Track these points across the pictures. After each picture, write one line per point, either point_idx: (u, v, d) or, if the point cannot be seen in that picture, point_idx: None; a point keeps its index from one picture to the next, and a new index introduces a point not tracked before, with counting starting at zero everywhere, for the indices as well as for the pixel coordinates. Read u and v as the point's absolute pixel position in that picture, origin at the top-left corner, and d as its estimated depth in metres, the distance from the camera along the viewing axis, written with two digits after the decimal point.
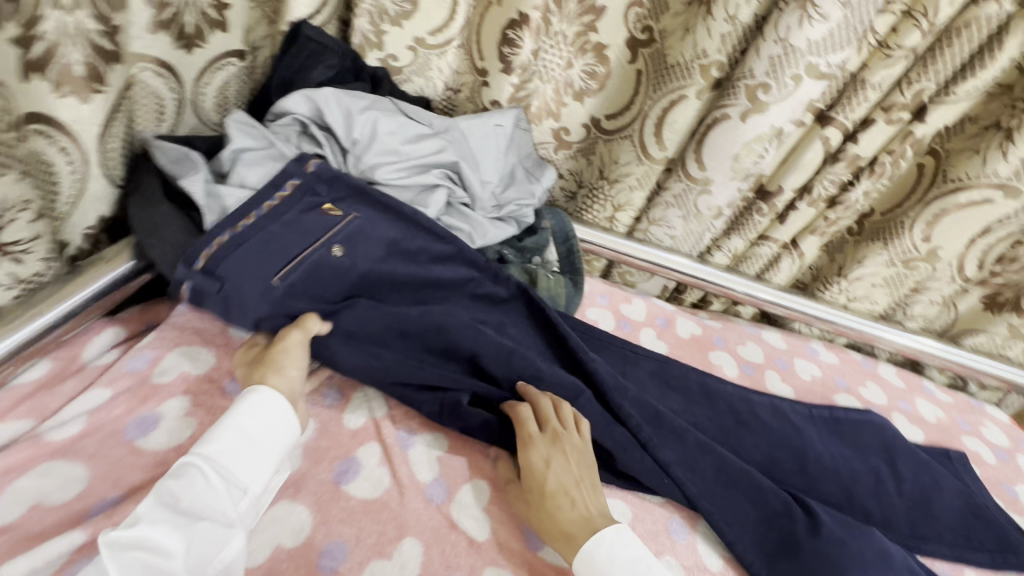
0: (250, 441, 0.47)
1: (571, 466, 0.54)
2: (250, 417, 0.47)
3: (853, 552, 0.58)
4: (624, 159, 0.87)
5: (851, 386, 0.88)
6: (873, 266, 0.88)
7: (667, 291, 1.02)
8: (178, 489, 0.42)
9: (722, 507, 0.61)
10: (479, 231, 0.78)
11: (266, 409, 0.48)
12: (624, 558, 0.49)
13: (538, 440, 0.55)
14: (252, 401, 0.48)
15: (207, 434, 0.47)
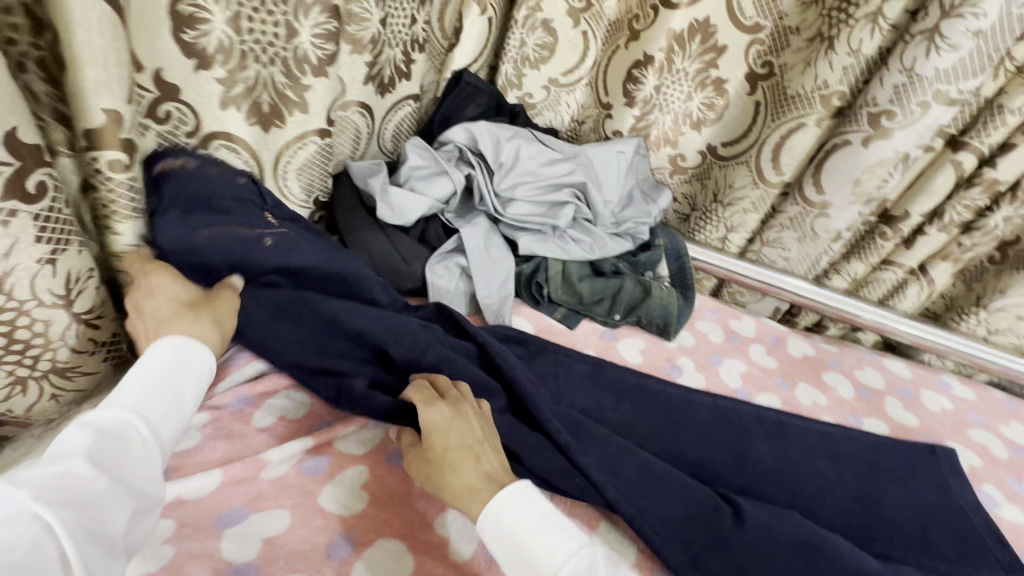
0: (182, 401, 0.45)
1: (474, 426, 0.54)
2: (173, 370, 0.45)
3: (779, 536, 0.56)
4: (739, 183, 0.92)
5: (989, 423, 0.83)
6: (1019, 297, 0.83)
7: (779, 312, 1.04)
8: (105, 446, 0.38)
9: (651, 512, 0.57)
10: (599, 244, 0.89)
11: (192, 361, 0.47)
12: (532, 510, 0.48)
13: (441, 400, 0.55)
14: (175, 354, 0.46)
15: (124, 390, 0.42)
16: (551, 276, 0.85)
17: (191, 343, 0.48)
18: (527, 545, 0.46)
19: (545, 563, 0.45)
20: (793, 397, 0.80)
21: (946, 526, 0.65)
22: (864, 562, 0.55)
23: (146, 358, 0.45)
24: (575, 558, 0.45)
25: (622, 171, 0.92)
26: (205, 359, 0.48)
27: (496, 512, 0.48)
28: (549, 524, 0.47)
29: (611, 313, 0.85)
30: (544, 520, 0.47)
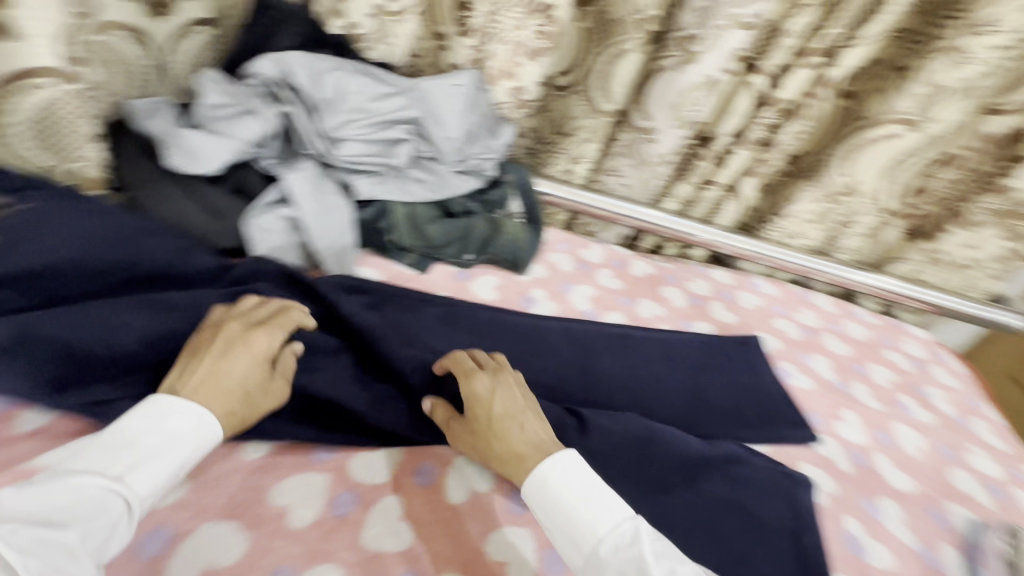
0: (163, 459, 0.43)
1: (516, 395, 0.55)
2: (166, 440, 0.44)
3: (615, 437, 0.61)
4: (575, 113, 0.94)
5: (788, 312, 0.98)
6: (801, 203, 0.98)
7: (625, 239, 1.10)
8: (83, 510, 0.38)
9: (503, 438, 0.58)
10: (444, 183, 0.85)
11: (197, 431, 0.46)
12: (580, 482, 0.47)
13: (480, 371, 0.56)
14: (182, 422, 0.45)
15: (118, 448, 0.42)
16: (395, 221, 0.80)
17: (203, 411, 0.47)
18: (572, 516, 0.46)
19: (587, 531, 0.45)
20: (635, 311, 0.87)
21: (754, 402, 0.75)
22: (688, 444, 0.62)
23: (162, 411, 0.45)
24: (616, 531, 0.44)
25: (463, 106, 0.86)
26: (210, 431, 0.46)
27: (539, 482, 0.48)
28: (595, 497, 0.46)
29: (462, 254, 0.84)
30: (588, 492, 0.47)
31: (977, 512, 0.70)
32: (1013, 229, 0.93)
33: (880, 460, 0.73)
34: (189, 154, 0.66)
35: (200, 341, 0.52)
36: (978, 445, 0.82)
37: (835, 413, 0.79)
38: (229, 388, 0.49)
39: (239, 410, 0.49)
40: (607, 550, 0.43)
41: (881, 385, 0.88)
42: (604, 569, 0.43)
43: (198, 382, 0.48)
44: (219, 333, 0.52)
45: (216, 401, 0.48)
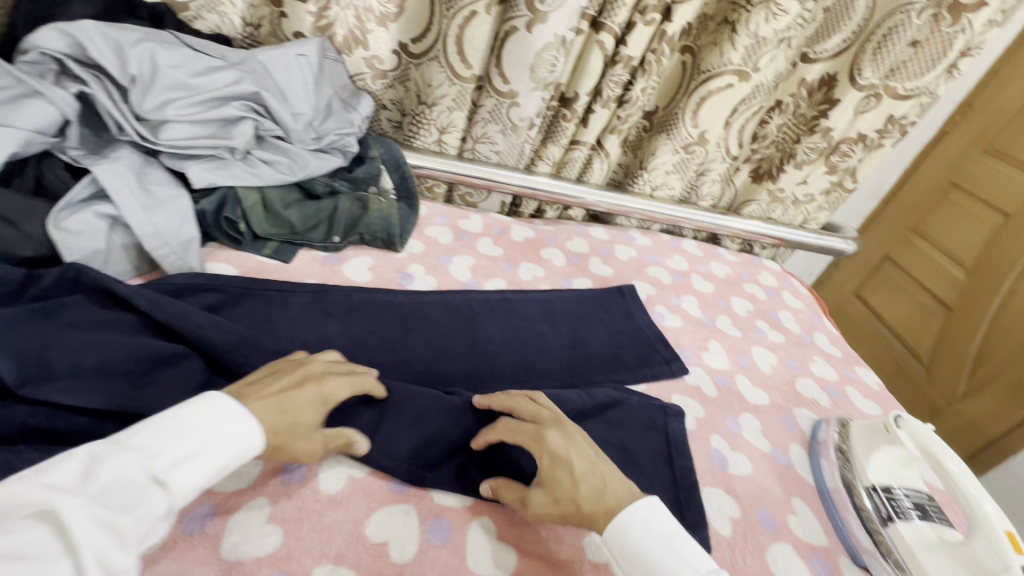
0: (201, 456, 0.39)
1: (585, 449, 0.52)
2: (233, 444, 0.41)
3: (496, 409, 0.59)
4: (436, 81, 0.91)
5: (660, 260, 1.05)
6: (662, 156, 1.03)
7: (506, 206, 1.11)
8: (135, 497, 0.34)
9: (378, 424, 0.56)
10: (300, 163, 0.79)
11: (242, 437, 0.42)
12: (660, 534, 0.46)
13: (546, 427, 0.53)
14: (246, 425, 0.42)
15: (157, 441, 0.38)
16: (247, 209, 0.74)
17: (252, 418, 0.43)
18: (650, 569, 0.45)
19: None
20: (516, 277, 0.88)
21: (630, 346, 0.80)
22: (568, 399, 0.64)
23: (205, 410, 0.41)
24: None
25: (309, 79, 0.81)
26: (253, 441, 0.43)
27: (618, 532, 0.47)
28: (674, 549, 0.45)
29: (329, 237, 0.79)
30: (667, 545, 0.46)
31: (817, 412, 0.81)
32: (834, 165, 1.05)
33: (740, 381, 0.82)
34: None
35: (291, 373, 0.50)
36: (819, 355, 0.94)
37: (703, 345, 0.86)
38: (286, 412, 0.46)
39: (284, 435, 0.46)
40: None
41: (740, 315, 0.98)
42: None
43: (269, 399, 0.46)
44: (289, 368, 0.51)
45: (270, 419, 0.45)
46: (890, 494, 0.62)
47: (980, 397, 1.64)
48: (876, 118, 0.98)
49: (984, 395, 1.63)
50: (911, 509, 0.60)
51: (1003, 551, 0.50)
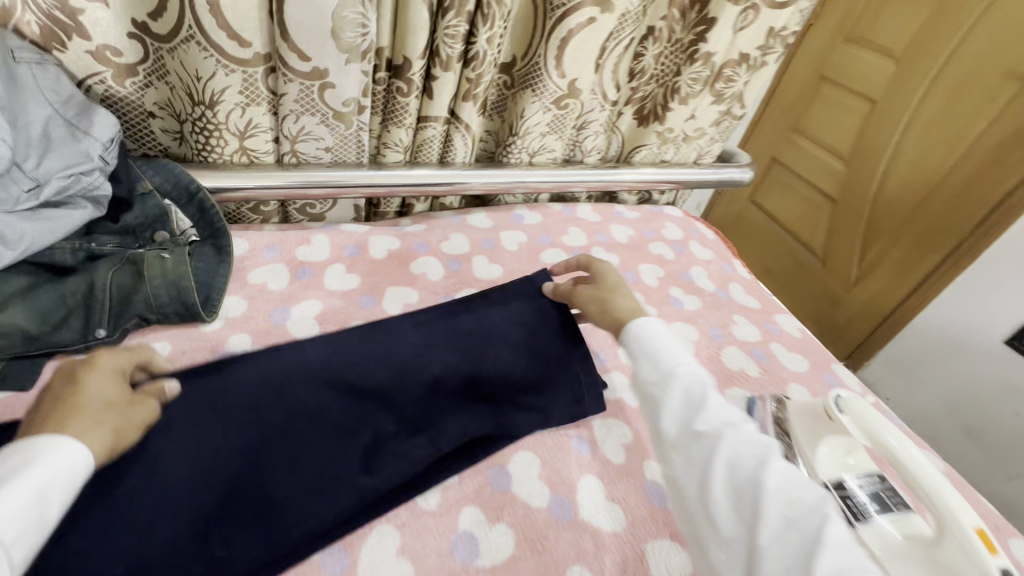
0: (23, 513, 0.33)
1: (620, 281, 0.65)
2: (51, 474, 0.35)
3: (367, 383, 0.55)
4: (204, 71, 0.65)
5: (555, 239, 0.90)
6: (534, 116, 0.85)
7: (361, 211, 0.90)
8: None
9: (181, 497, 0.45)
10: (10, 235, 0.52)
11: (61, 464, 0.36)
12: (666, 334, 0.57)
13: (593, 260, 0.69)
14: (59, 454, 0.36)
15: None
16: None
17: (72, 445, 0.37)
18: (656, 354, 0.55)
19: (668, 360, 0.54)
20: (381, 313, 0.69)
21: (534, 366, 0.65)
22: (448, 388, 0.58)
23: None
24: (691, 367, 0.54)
25: None
26: (80, 463, 0.37)
27: (637, 323, 0.58)
28: (674, 346, 0.56)
29: (92, 326, 0.56)
30: (673, 343, 0.56)
31: (750, 388, 0.72)
32: (721, 93, 0.94)
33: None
34: None
35: (53, 392, 0.42)
36: (738, 313, 0.86)
37: None
38: (78, 405, 0.40)
39: (110, 422, 0.41)
40: (679, 372, 0.53)
41: (652, 287, 0.86)
42: (674, 383, 0.52)
43: (58, 416, 0.39)
44: (52, 382, 0.43)
45: (77, 419, 0.39)
46: (847, 493, 0.54)
47: (871, 279, 1.60)
48: (756, 34, 0.87)
49: (874, 276, 1.59)
50: (869, 504, 0.53)
51: (976, 554, 0.44)
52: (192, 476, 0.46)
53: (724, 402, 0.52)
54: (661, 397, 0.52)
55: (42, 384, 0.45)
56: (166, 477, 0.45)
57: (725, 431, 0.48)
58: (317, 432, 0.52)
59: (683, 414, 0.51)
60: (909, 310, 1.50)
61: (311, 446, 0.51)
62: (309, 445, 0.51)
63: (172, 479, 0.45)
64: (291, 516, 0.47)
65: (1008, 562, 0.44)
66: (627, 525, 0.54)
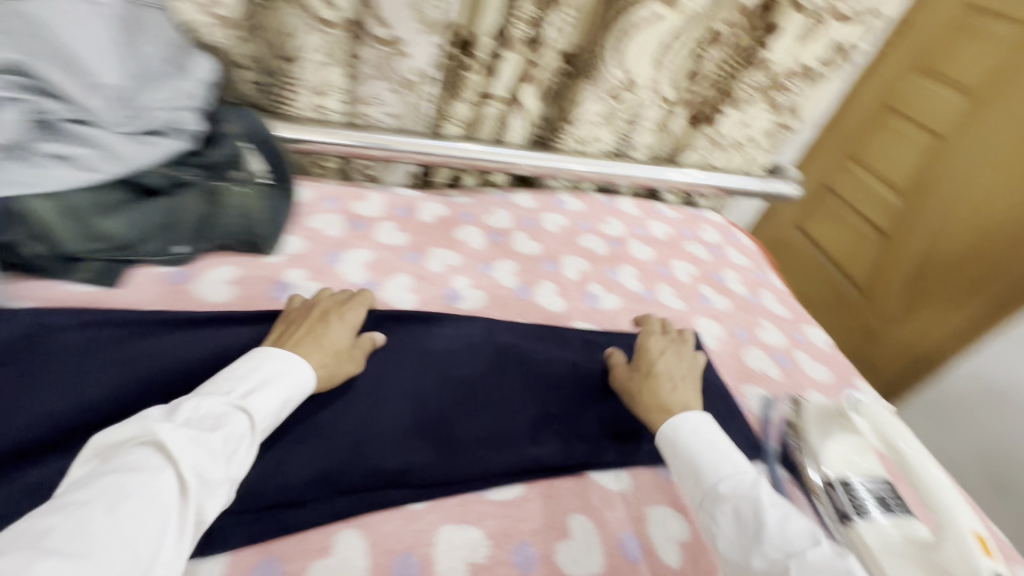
0: (273, 394, 0.46)
1: (678, 360, 0.64)
2: (292, 383, 0.48)
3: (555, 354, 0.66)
4: (295, 30, 0.71)
5: (594, 226, 0.93)
6: (588, 105, 0.89)
7: (416, 178, 0.96)
8: (219, 425, 0.41)
9: (397, 407, 0.55)
10: (112, 154, 0.60)
11: (296, 376, 0.49)
12: (706, 437, 0.52)
13: (659, 335, 0.68)
14: (293, 363, 0.50)
15: (237, 387, 0.45)
16: (39, 224, 0.55)
17: (298, 360, 0.50)
18: (696, 461, 0.51)
19: (708, 470, 0.50)
20: (425, 269, 0.73)
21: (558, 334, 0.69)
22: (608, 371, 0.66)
23: (261, 359, 0.49)
24: (736, 475, 0.49)
25: (105, 36, 0.59)
26: (309, 381, 0.50)
27: (676, 421, 0.55)
28: (719, 450, 0.51)
29: (171, 245, 0.63)
30: (713, 445, 0.52)
31: (769, 388, 0.74)
32: (774, 102, 0.96)
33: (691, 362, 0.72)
34: None
35: (308, 323, 0.55)
36: (766, 318, 0.87)
37: (644, 326, 0.77)
38: (327, 344, 0.53)
39: (332, 362, 0.53)
40: (726, 489, 0.48)
41: (683, 282, 0.88)
42: (722, 505, 0.47)
43: (307, 344, 0.52)
44: (311, 312, 0.56)
45: (315, 355, 0.52)
46: (848, 488, 0.57)
47: (914, 319, 1.54)
48: (820, 46, 0.88)
49: (920, 315, 1.53)
50: (871, 502, 0.55)
51: (970, 552, 0.46)
52: (408, 394, 0.56)
53: (794, 524, 0.44)
54: (711, 521, 0.47)
55: (297, 305, 0.58)
56: (387, 390, 0.56)
57: (788, 563, 0.42)
58: (494, 392, 0.59)
59: (740, 539, 0.45)
60: (947, 350, 1.44)
61: (493, 400, 0.59)
62: (498, 398, 0.59)
63: (393, 393, 0.56)
64: (465, 449, 0.53)
65: (1003, 567, 0.46)
66: (633, 485, 0.57)
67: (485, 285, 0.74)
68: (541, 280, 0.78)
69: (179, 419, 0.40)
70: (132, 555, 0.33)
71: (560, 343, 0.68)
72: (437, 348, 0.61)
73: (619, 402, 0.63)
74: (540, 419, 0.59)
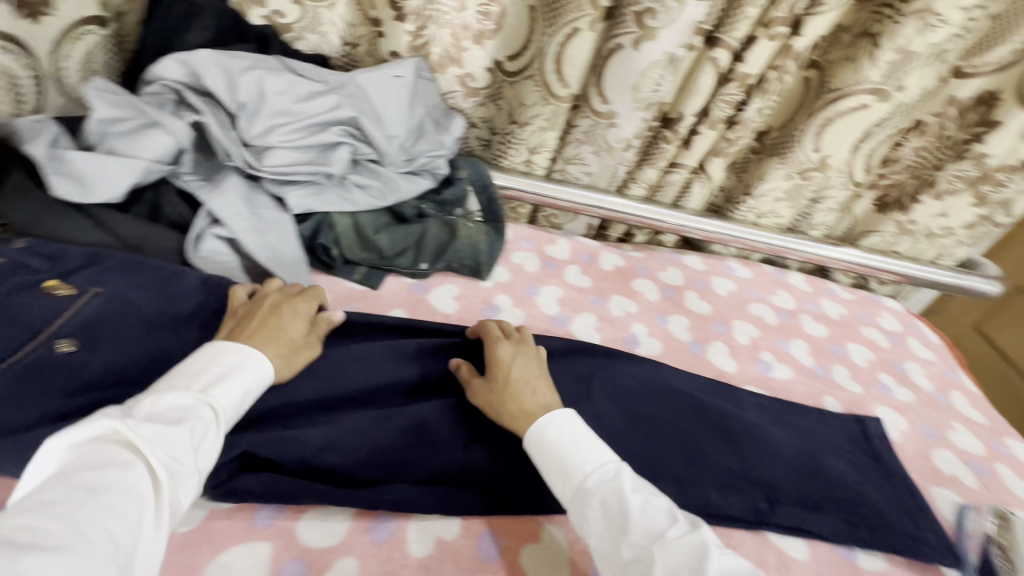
0: (236, 387, 0.46)
1: (533, 363, 0.58)
2: (254, 375, 0.48)
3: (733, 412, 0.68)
4: (530, 100, 0.86)
5: (763, 295, 0.95)
6: (772, 182, 0.93)
7: (592, 229, 1.06)
8: (189, 420, 0.41)
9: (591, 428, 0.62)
10: (391, 187, 0.77)
11: (254, 368, 0.49)
12: (572, 431, 0.50)
13: (505, 340, 0.60)
14: (253, 355, 0.49)
15: (190, 381, 0.45)
16: (339, 234, 0.73)
17: (254, 351, 0.50)
18: (562, 457, 0.49)
19: (576, 465, 0.48)
20: (606, 311, 0.82)
21: (731, 392, 0.72)
22: (784, 440, 0.67)
23: (218, 351, 0.48)
24: (601, 467, 0.48)
25: (405, 101, 0.78)
26: (269, 372, 0.50)
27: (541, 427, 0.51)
28: (584, 443, 0.50)
29: (417, 263, 0.77)
30: (578, 439, 0.50)
31: (965, 495, 0.69)
32: (984, 196, 0.91)
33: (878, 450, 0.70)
34: (57, 164, 0.56)
35: (261, 313, 0.54)
36: (958, 420, 0.80)
37: (818, 403, 0.77)
38: (277, 337, 0.52)
39: (286, 355, 0.52)
40: (592, 484, 0.47)
41: (859, 366, 0.85)
42: (588, 500, 0.46)
43: (259, 336, 0.51)
44: (259, 305, 0.55)
45: (268, 347, 0.51)
46: None
47: None
48: None
49: None
50: None
51: None
52: (601, 420, 0.63)
53: (655, 506, 0.46)
54: (580, 519, 0.47)
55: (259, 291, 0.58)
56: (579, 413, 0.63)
57: (651, 548, 0.43)
58: (672, 433, 0.65)
59: (608, 530, 0.45)
60: None
61: (673, 442, 0.64)
62: (676, 441, 0.64)
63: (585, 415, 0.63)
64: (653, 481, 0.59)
65: None
66: (811, 556, 0.59)
67: (660, 335, 0.80)
68: (713, 340, 0.82)
69: (141, 414, 0.40)
70: (112, 546, 0.33)
71: (735, 401, 0.71)
72: (622, 380, 0.68)
73: (798, 472, 0.64)
74: (721, 472, 0.62)
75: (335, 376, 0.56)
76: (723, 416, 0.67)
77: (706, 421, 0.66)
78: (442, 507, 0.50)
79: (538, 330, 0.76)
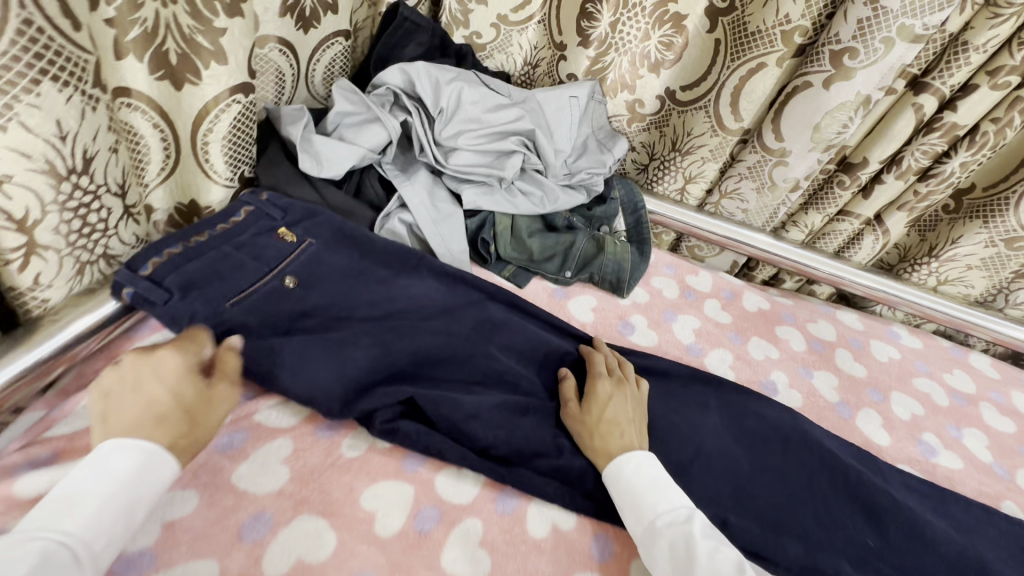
0: (118, 511, 0.40)
1: (629, 406, 0.59)
2: (150, 491, 0.42)
3: (879, 486, 0.61)
4: (697, 130, 0.86)
5: (933, 371, 0.84)
6: (968, 246, 0.82)
7: (737, 266, 1.02)
8: (38, 573, 0.34)
9: (718, 464, 0.60)
10: (550, 197, 0.82)
11: (150, 473, 0.42)
12: (648, 473, 0.53)
13: (605, 377, 0.61)
14: (154, 461, 0.43)
15: (59, 512, 0.38)
16: (498, 232, 0.80)
17: (152, 453, 0.43)
18: (636, 498, 0.51)
19: (647, 506, 0.50)
20: (744, 352, 0.79)
21: (882, 466, 0.65)
22: (946, 536, 0.58)
23: (108, 459, 0.41)
24: (672, 511, 0.50)
25: (575, 117, 0.84)
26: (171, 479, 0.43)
27: (616, 468, 0.53)
28: (656, 487, 0.51)
29: (562, 270, 0.81)
30: (652, 484, 0.52)
31: None
32: None
33: None
34: (305, 143, 0.69)
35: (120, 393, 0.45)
36: None
37: (993, 504, 0.66)
38: (159, 412, 0.44)
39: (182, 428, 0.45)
40: (662, 524, 0.49)
41: None
42: (656, 540, 0.48)
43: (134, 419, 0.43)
44: (125, 375, 0.45)
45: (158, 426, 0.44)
46: None
47: None
48: None
49: None
50: None
51: None
52: (730, 458, 0.61)
53: (719, 551, 0.46)
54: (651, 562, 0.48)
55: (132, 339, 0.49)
56: (706, 445, 0.62)
57: None
58: (803, 488, 0.60)
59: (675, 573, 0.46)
60: None
61: (804, 501, 0.59)
62: (806, 499, 0.59)
63: (711, 448, 0.61)
64: (778, 535, 0.56)
65: None
66: None
67: (803, 388, 0.75)
68: (865, 406, 0.75)
69: None
70: None
71: (884, 475, 0.64)
72: (755, 424, 0.64)
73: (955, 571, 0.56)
74: (857, 544, 0.57)
75: (485, 358, 0.62)
76: (870, 490, 0.60)
77: (846, 489, 0.60)
78: (563, 501, 0.54)
79: (670, 356, 0.76)
